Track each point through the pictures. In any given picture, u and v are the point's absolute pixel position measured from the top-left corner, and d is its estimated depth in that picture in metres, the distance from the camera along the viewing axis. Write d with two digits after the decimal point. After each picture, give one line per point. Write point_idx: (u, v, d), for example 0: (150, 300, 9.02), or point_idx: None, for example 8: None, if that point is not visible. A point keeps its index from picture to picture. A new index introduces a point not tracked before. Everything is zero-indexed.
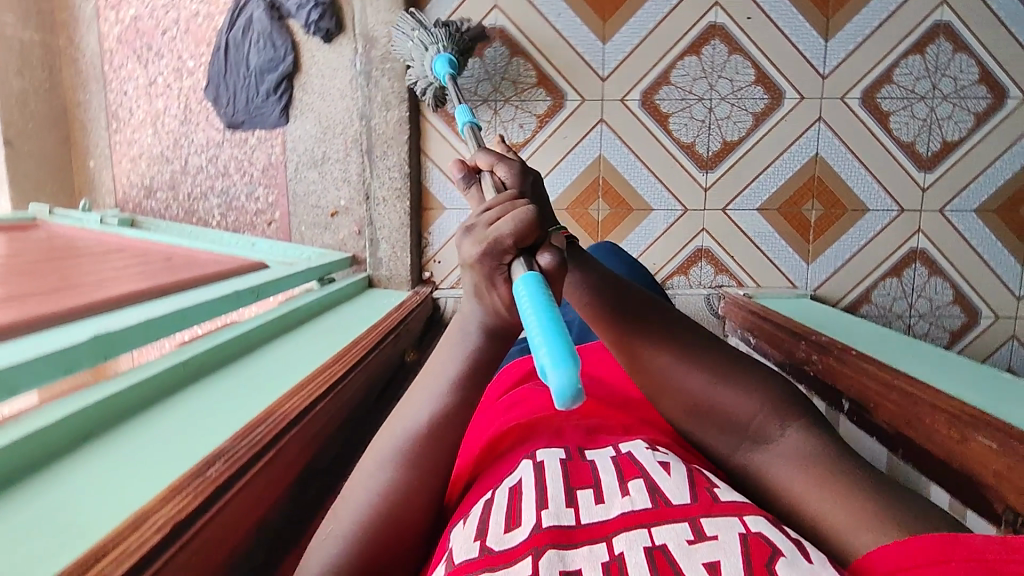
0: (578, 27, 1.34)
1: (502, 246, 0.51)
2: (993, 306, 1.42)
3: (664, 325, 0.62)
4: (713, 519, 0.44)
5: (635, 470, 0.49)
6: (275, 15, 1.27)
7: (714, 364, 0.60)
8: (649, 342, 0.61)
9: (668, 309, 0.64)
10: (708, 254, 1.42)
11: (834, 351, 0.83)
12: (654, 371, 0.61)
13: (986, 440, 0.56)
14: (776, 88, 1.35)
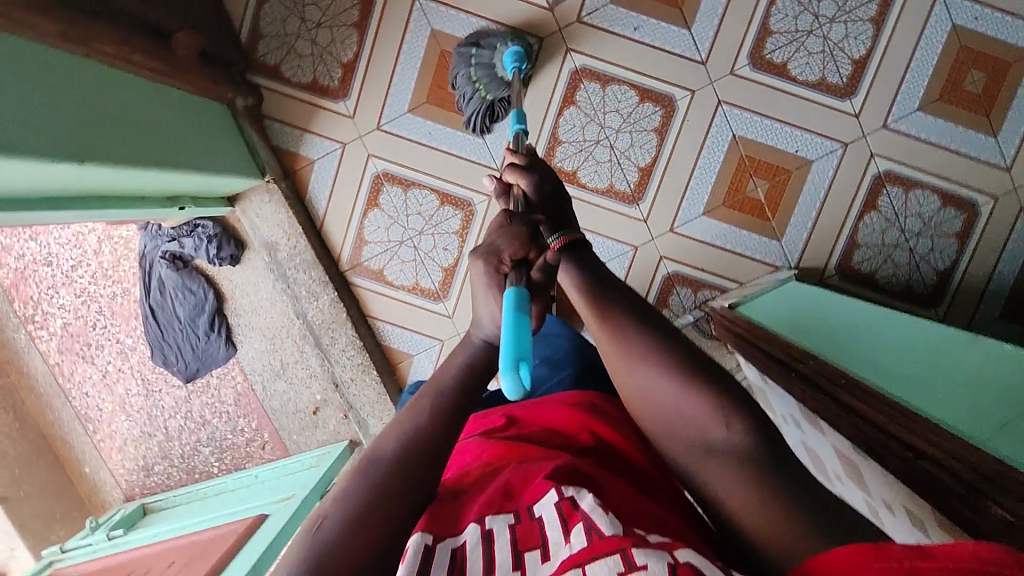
0: (453, 134, 1.28)
1: (500, 261, 0.63)
2: (984, 190, 1.32)
3: (662, 333, 0.59)
4: (645, 549, 0.40)
5: (575, 512, 0.44)
6: (181, 264, 1.30)
7: (679, 361, 0.56)
8: (619, 337, 0.59)
9: (652, 316, 0.61)
10: (680, 278, 1.37)
11: (827, 392, 0.78)
12: (640, 375, 0.57)
13: (1002, 511, 0.50)
14: (665, 94, 1.29)
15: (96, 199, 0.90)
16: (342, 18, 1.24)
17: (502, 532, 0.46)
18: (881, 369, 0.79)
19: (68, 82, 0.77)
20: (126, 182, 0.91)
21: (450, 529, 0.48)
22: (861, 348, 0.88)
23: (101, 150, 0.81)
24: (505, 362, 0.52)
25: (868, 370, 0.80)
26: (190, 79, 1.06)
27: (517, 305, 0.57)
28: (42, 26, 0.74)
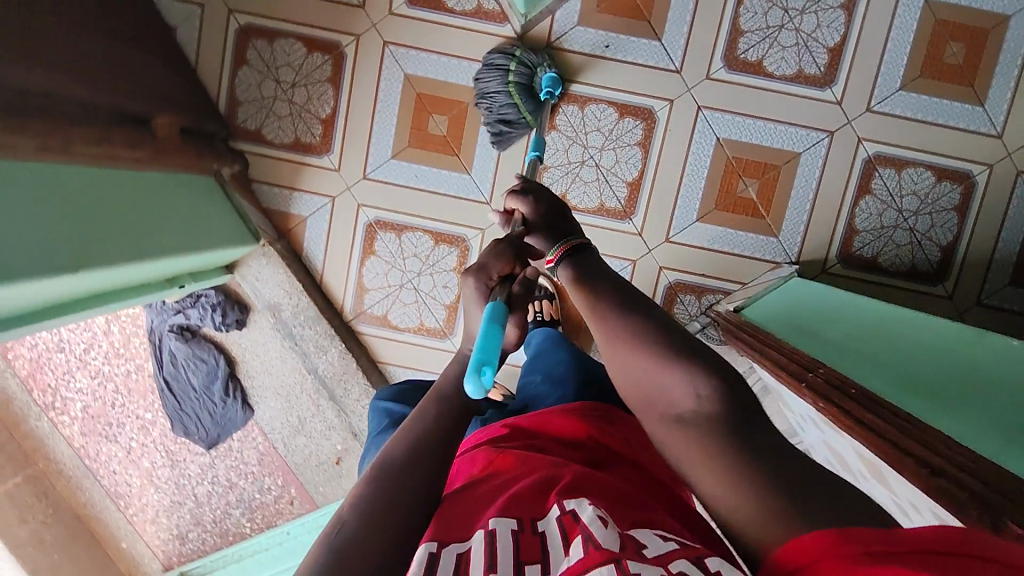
0: (440, 174, 1.29)
1: (490, 279, 0.69)
2: (977, 159, 1.29)
3: (658, 323, 0.58)
4: (639, 563, 0.40)
5: (576, 525, 0.44)
6: (189, 334, 1.32)
7: (671, 348, 0.55)
8: (604, 323, 0.59)
9: (644, 304, 0.60)
10: (682, 285, 1.36)
11: (838, 407, 0.77)
12: (630, 361, 0.56)
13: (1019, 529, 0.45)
14: (643, 107, 1.29)
15: (92, 299, 0.94)
16: (316, 75, 1.26)
17: (504, 534, 0.45)
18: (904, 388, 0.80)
19: (51, 191, 0.81)
20: (118, 279, 0.94)
21: (457, 535, 0.48)
22: (880, 361, 0.89)
23: (91, 253, 0.83)
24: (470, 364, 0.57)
25: (890, 391, 0.80)
26: (179, 161, 1.09)
27: (493, 311, 0.62)
28: (25, 144, 0.77)
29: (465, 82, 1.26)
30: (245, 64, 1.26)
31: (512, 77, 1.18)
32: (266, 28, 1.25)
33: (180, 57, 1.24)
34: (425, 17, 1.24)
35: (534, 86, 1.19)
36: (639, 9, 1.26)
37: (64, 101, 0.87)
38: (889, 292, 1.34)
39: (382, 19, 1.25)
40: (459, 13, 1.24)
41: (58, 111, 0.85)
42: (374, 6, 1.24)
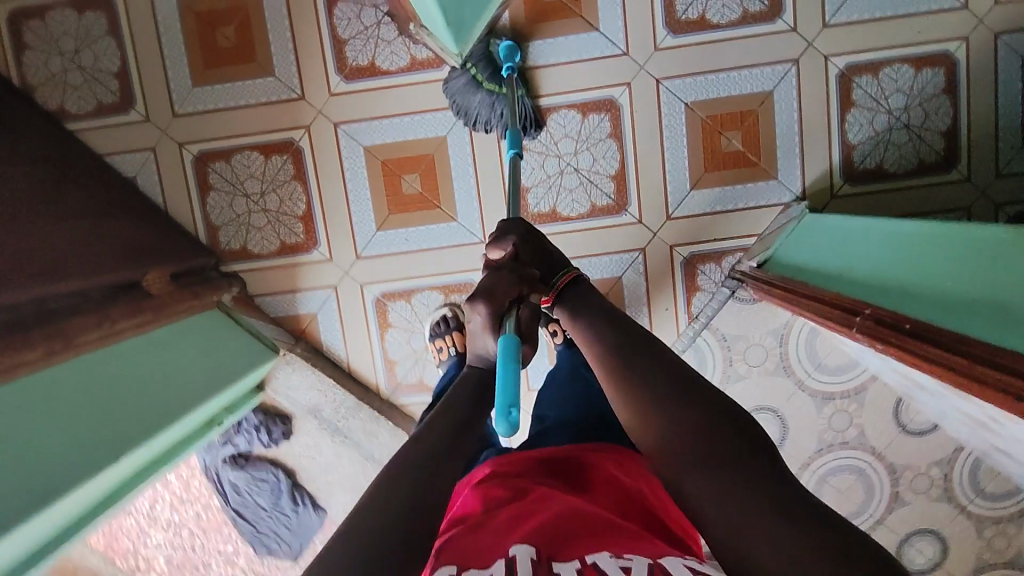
0: (431, 230, 1.28)
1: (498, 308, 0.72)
2: (949, 36, 1.20)
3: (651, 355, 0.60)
4: None
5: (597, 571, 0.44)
6: (242, 460, 1.32)
7: (670, 374, 0.57)
8: (611, 364, 0.62)
9: (638, 335, 0.63)
10: (698, 257, 1.28)
11: (908, 346, 0.73)
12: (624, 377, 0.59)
13: None
14: (603, 99, 1.25)
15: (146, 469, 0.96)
16: (281, 176, 1.27)
17: (525, 563, 0.45)
18: (942, 305, 0.75)
19: (70, 394, 0.84)
20: (162, 444, 0.96)
21: (478, 559, 0.48)
22: (899, 281, 0.86)
23: (123, 434, 0.86)
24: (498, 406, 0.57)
25: (930, 312, 0.77)
26: (180, 309, 1.11)
27: (506, 356, 0.65)
28: (33, 358, 0.81)
29: (423, 135, 1.25)
30: (211, 189, 1.28)
31: (470, 65, 1.16)
32: (219, 149, 1.27)
33: (149, 204, 1.26)
34: (366, 87, 1.24)
35: (495, 62, 1.18)
36: (568, 8, 1.23)
37: (55, 300, 0.91)
38: (906, 196, 1.24)
39: (325, 104, 1.25)
40: (396, 72, 1.23)
41: (52, 312, 0.89)
42: (313, 94, 1.25)
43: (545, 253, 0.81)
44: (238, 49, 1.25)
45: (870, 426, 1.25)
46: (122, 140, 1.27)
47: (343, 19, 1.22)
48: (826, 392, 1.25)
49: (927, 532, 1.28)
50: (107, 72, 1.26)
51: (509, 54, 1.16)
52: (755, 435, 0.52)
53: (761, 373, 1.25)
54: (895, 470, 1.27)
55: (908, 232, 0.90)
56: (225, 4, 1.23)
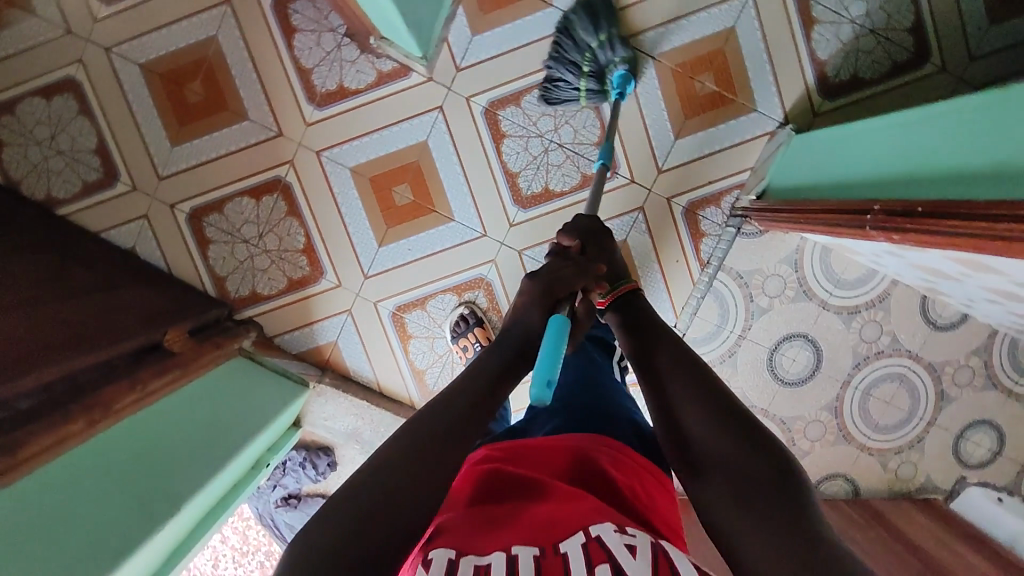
0: (432, 233, 1.29)
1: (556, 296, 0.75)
2: None
3: (702, 381, 0.60)
4: None
5: (603, 555, 0.43)
6: (295, 500, 1.32)
7: (722, 403, 0.57)
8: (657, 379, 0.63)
9: (688, 363, 0.63)
10: (697, 204, 1.29)
11: (928, 226, 0.73)
12: (670, 400, 0.60)
13: None
14: None
15: (199, 524, 0.95)
16: (275, 215, 1.28)
17: (527, 559, 0.43)
18: (948, 179, 0.76)
19: (120, 460, 0.84)
20: (209, 497, 0.96)
21: (475, 546, 0.45)
22: (900, 169, 0.86)
23: (173, 492, 0.86)
24: (541, 379, 0.63)
25: (938, 189, 0.77)
26: (207, 361, 1.11)
27: (555, 333, 0.69)
28: (75, 431, 0.80)
29: (404, 144, 1.27)
30: (210, 242, 1.29)
31: (586, 65, 1.17)
32: (210, 202, 1.28)
33: (153, 270, 1.27)
34: (340, 110, 1.26)
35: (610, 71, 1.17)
36: None
37: (84, 373, 0.91)
38: (887, 97, 1.25)
39: (302, 135, 1.26)
40: (365, 89, 1.25)
41: (83, 386, 0.89)
42: (290, 128, 1.26)
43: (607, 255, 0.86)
44: (209, 101, 1.26)
45: (901, 329, 1.26)
46: (113, 213, 1.28)
47: (304, 49, 1.24)
48: (850, 306, 1.25)
49: (980, 422, 1.29)
50: (86, 150, 1.27)
51: (621, 82, 1.14)
52: (782, 457, 0.52)
53: (783, 302, 1.25)
54: (935, 368, 1.27)
55: (900, 122, 0.91)
56: (187, 60, 1.25)
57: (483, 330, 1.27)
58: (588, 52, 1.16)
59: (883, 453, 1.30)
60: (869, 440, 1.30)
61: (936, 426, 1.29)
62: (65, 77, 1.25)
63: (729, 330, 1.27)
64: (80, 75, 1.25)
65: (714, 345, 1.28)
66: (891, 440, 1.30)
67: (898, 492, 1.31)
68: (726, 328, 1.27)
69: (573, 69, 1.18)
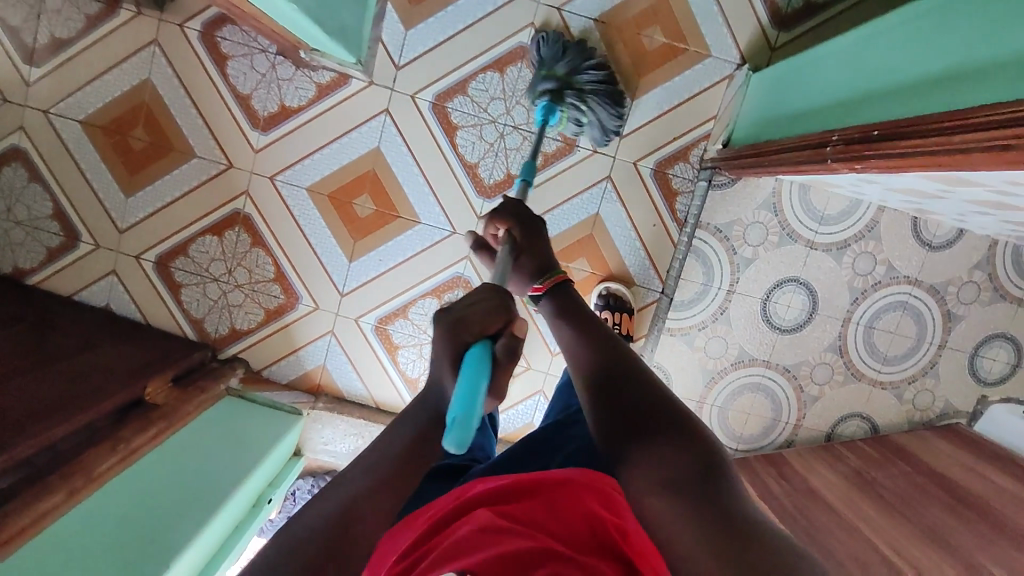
0: (400, 240, 1.27)
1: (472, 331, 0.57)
2: None
3: (630, 382, 0.60)
4: None
5: None
6: None
7: (650, 405, 0.56)
8: (603, 414, 0.58)
9: (613, 363, 0.62)
10: (665, 162, 1.23)
11: (884, 147, 0.69)
12: (600, 403, 0.59)
13: None
14: (513, 48, 1.20)
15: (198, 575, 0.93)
16: (241, 248, 1.26)
17: None
18: (903, 95, 0.71)
19: (108, 528, 0.82)
20: (204, 548, 0.94)
21: None
22: (855, 93, 0.82)
23: (167, 547, 0.85)
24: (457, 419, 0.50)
25: (894, 108, 0.72)
26: (191, 409, 1.10)
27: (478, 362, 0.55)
28: (55, 503, 0.79)
29: (356, 154, 1.24)
30: (182, 286, 1.28)
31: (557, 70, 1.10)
32: (174, 246, 1.26)
33: (131, 323, 1.27)
34: (285, 131, 1.23)
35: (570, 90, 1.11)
36: None
37: (67, 440, 0.90)
38: None
39: (252, 162, 1.24)
40: (307, 105, 1.22)
41: (64, 455, 0.87)
42: (239, 158, 1.24)
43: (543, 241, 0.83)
44: (154, 145, 1.24)
45: (895, 254, 1.20)
46: (82, 274, 1.27)
47: (239, 75, 1.21)
48: (838, 242, 1.20)
49: (993, 338, 1.24)
50: (43, 217, 1.26)
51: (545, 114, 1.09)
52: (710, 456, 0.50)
53: (768, 249, 1.20)
54: (937, 290, 1.22)
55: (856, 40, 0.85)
56: (126, 107, 1.23)
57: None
58: (566, 61, 1.10)
59: (897, 386, 1.26)
60: (880, 374, 1.26)
61: (948, 348, 1.25)
62: (10, 146, 1.23)
63: (717, 286, 1.22)
64: (24, 142, 1.24)
65: (705, 304, 1.23)
66: (903, 370, 1.26)
67: (918, 422, 1.27)
68: (713, 285, 1.22)
69: (550, 61, 1.11)
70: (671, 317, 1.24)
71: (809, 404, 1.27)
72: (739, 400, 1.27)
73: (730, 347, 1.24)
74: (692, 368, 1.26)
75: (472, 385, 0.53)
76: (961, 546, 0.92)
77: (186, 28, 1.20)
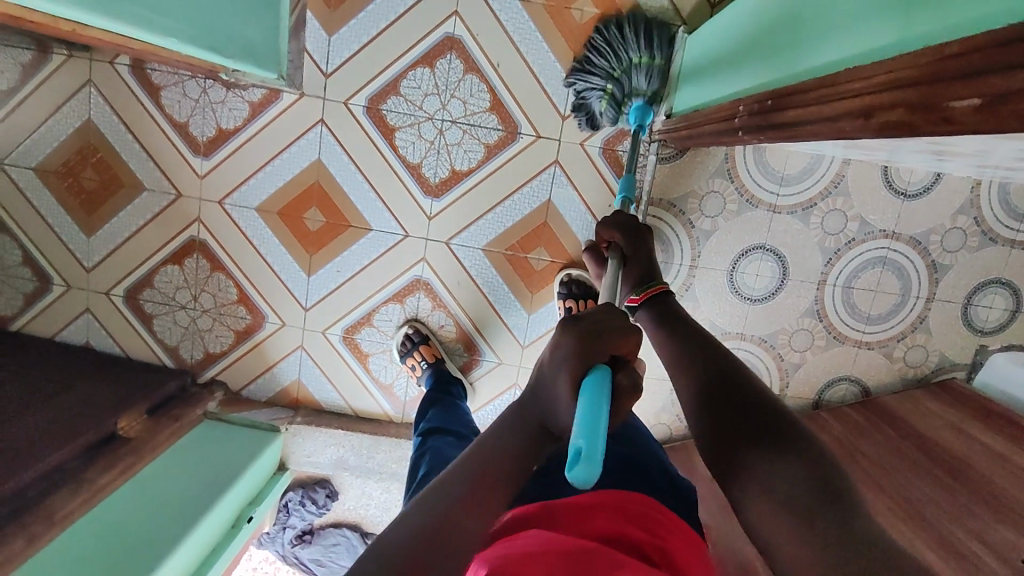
0: (353, 249, 1.26)
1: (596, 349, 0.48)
2: None
3: (746, 395, 0.53)
4: None
5: None
6: (309, 535, 1.35)
7: (773, 422, 0.50)
8: (709, 432, 0.53)
9: (726, 374, 0.56)
10: (613, 141, 1.19)
11: (778, 122, 0.63)
12: (718, 416, 0.53)
13: (1008, 86, 0.30)
14: (440, 41, 1.16)
15: None
16: (202, 274, 1.28)
17: None
18: (790, 55, 0.65)
19: (67, 564, 0.85)
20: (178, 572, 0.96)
21: None
22: (756, 58, 0.75)
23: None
24: (578, 444, 0.41)
25: (782, 71, 0.66)
26: (165, 438, 1.14)
27: (596, 383, 0.46)
28: (15, 551, 0.82)
29: (299, 169, 1.23)
30: (154, 317, 1.31)
31: (608, 89, 1.09)
32: (141, 279, 1.29)
33: (111, 358, 1.31)
34: (226, 155, 1.22)
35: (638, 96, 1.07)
36: None
37: (33, 485, 0.93)
38: None
39: (200, 188, 1.24)
40: (243, 125, 1.21)
41: (31, 501, 0.91)
42: (187, 187, 1.24)
43: (654, 262, 0.77)
44: (105, 184, 1.25)
45: (866, 208, 1.13)
46: (59, 316, 1.31)
47: (174, 104, 1.21)
48: (804, 201, 1.13)
49: (988, 285, 1.16)
50: (15, 265, 1.29)
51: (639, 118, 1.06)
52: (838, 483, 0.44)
53: (728, 219, 1.14)
54: (919, 241, 1.14)
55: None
56: (73, 149, 1.24)
57: (429, 347, 1.23)
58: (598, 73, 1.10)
59: (886, 344, 1.19)
60: (865, 334, 1.19)
61: (937, 301, 1.17)
62: None
63: (678, 264, 1.17)
64: None
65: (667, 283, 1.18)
66: (889, 328, 1.19)
67: (912, 380, 1.21)
68: (674, 262, 1.17)
69: (596, 82, 1.10)
70: None
71: (792, 373, 1.22)
72: None
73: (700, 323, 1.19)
74: None
75: (596, 405, 0.44)
76: (932, 520, 0.88)
77: (115, 64, 1.20)
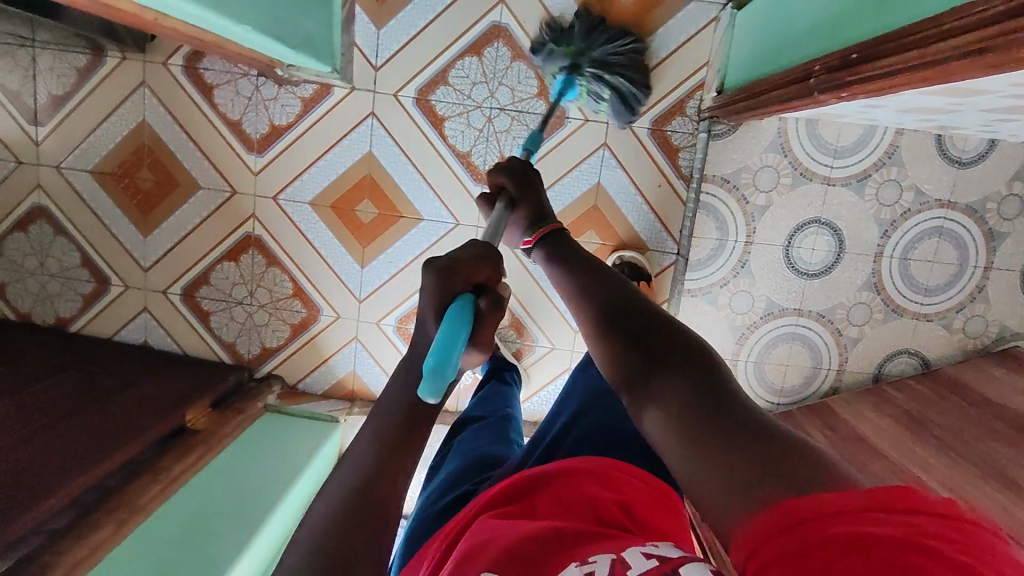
0: (405, 240, 1.27)
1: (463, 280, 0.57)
2: None
3: (641, 324, 0.54)
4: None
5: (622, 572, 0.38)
6: None
7: (665, 345, 0.50)
8: (615, 367, 0.53)
9: (622, 305, 0.57)
10: (661, 121, 1.17)
11: (868, 76, 0.63)
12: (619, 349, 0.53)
13: None
14: (487, 29, 1.17)
15: None
16: (258, 270, 1.30)
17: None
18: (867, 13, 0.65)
19: (153, 550, 0.87)
20: (257, 560, 0.96)
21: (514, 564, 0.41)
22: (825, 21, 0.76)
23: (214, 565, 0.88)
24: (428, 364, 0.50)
25: (859, 27, 0.67)
26: (229, 430, 1.15)
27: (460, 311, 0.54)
28: (105, 536, 0.84)
29: (351, 161, 1.24)
30: (211, 313, 1.33)
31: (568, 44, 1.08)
32: (196, 276, 1.31)
33: (169, 356, 1.33)
34: (278, 151, 1.24)
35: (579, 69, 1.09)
36: None
37: (113, 475, 0.95)
38: None
39: (254, 184, 1.26)
40: (295, 120, 1.23)
41: (112, 490, 0.93)
42: (241, 184, 1.26)
43: (544, 203, 0.78)
44: (160, 183, 1.28)
45: (921, 177, 1.12)
46: (116, 316, 1.34)
47: (227, 102, 1.23)
48: (858, 173, 1.13)
49: None
50: (74, 266, 1.32)
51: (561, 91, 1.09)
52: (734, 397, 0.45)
53: (782, 193, 1.15)
54: (976, 209, 1.14)
55: None
56: (128, 151, 1.27)
57: None
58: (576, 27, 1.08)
59: (944, 316, 1.19)
60: (923, 306, 1.18)
61: (995, 270, 1.16)
62: (31, 206, 1.29)
63: (733, 240, 1.18)
64: (44, 200, 1.29)
65: (722, 260, 1.19)
66: (948, 299, 1.18)
67: (972, 351, 1.20)
68: (729, 239, 1.18)
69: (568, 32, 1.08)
70: (689, 278, 1.20)
71: (850, 348, 1.21)
72: (775, 352, 1.23)
73: (756, 300, 1.20)
74: (721, 326, 1.22)
75: (455, 331, 0.53)
76: (1012, 482, 0.87)
77: (169, 65, 1.22)
